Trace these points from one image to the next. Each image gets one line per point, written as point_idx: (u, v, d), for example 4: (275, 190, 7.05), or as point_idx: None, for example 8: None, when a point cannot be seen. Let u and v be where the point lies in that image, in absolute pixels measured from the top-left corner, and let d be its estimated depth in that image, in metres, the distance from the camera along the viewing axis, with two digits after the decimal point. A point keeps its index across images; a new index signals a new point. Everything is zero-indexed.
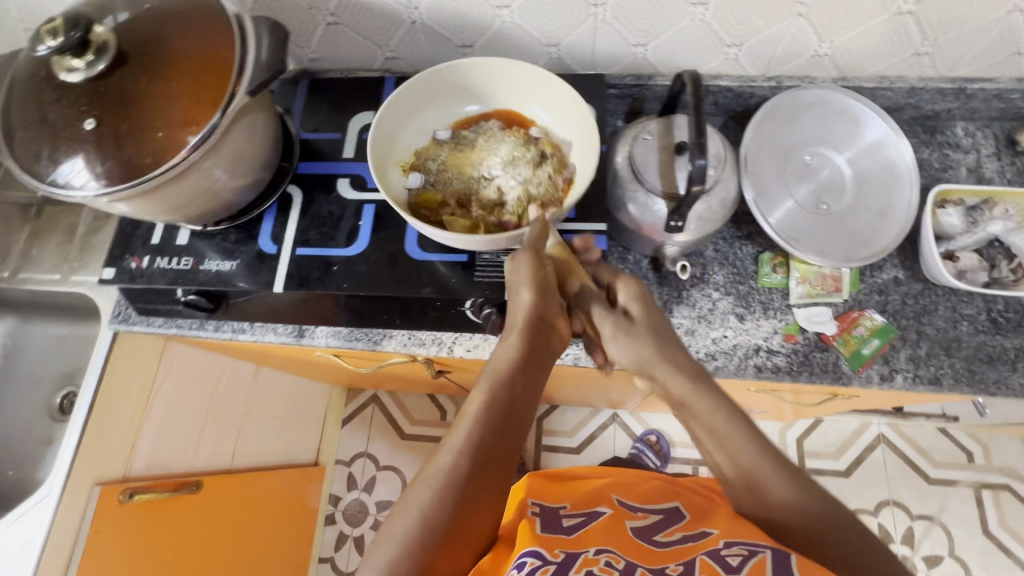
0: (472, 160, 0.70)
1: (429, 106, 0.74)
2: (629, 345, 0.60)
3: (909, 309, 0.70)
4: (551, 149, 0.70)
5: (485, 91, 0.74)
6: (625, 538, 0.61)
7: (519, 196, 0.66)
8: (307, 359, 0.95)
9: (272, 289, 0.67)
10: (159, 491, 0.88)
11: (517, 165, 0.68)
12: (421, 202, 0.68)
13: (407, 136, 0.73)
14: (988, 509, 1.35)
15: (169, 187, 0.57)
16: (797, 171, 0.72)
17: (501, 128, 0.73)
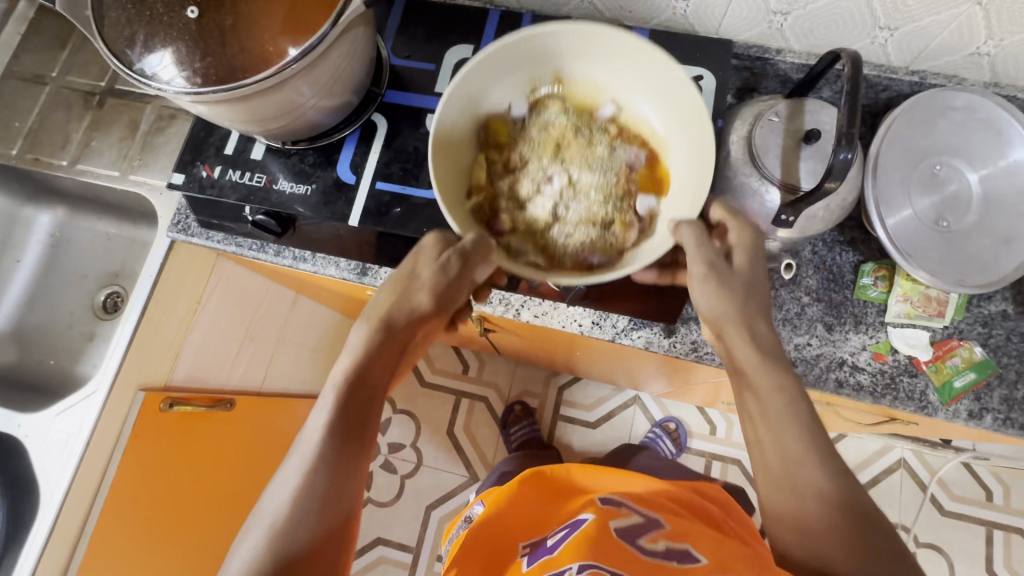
0: (560, 152, 0.57)
1: (619, 67, 0.58)
2: (715, 293, 0.53)
3: (1014, 347, 0.65)
4: (622, 235, 0.53)
5: (664, 99, 0.56)
6: (608, 546, 0.59)
7: (536, 225, 0.54)
8: (357, 297, 0.93)
9: (348, 221, 0.64)
10: (197, 404, 0.88)
11: (586, 202, 0.54)
12: (489, 128, 0.58)
13: (565, 73, 0.60)
14: (998, 549, 1.34)
15: (261, 99, 0.52)
16: (923, 180, 0.65)
17: (628, 161, 0.57)
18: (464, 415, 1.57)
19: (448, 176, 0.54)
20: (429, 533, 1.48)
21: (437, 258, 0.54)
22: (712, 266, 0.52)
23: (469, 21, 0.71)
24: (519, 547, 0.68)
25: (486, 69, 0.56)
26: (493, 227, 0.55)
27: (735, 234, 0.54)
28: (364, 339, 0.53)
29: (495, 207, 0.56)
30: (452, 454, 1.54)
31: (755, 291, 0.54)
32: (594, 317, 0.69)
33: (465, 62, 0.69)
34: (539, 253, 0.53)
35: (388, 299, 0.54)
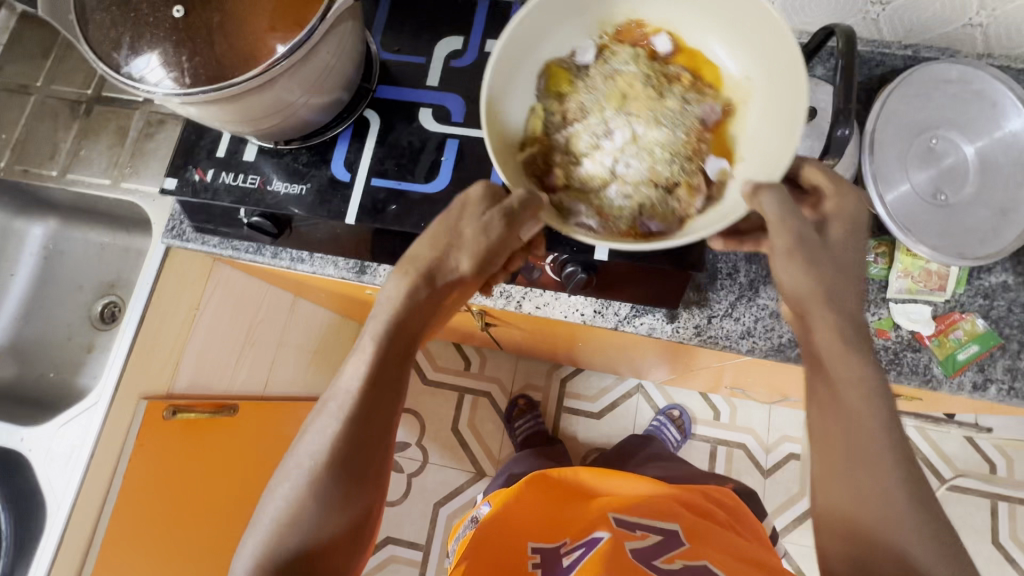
0: (623, 104, 0.52)
1: (693, 7, 0.55)
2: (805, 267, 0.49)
3: (1015, 317, 0.65)
4: (686, 201, 0.49)
5: (748, 42, 0.52)
6: (623, 569, 0.60)
7: (592, 182, 0.50)
8: (355, 296, 0.93)
9: (344, 219, 0.63)
10: (202, 411, 0.87)
11: (653, 159, 0.50)
12: (548, 77, 0.55)
13: (641, 13, 0.57)
14: (1003, 521, 1.35)
15: (252, 97, 0.52)
16: (920, 155, 0.65)
17: (704, 115, 0.52)
18: (468, 411, 1.57)
19: (499, 125, 0.50)
20: (439, 530, 1.49)
21: (482, 215, 0.50)
22: (802, 242, 0.48)
23: (457, 12, 0.70)
24: (529, 553, 0.68)
25: (545, 12, 0.54)
26: (545, 181, 0.51)
27: (834, 203, 0.51)
28: (404, 295, 0.50)
29: (549, 162, 0.51)
30: (457, 451, 1.54)
31: (850, 275, 0.50)
32: (596, 305, 0.69)
33: (456, 54, 0.69)
34: (592, 214, 0.49)
35: (429, 250, 0.51)
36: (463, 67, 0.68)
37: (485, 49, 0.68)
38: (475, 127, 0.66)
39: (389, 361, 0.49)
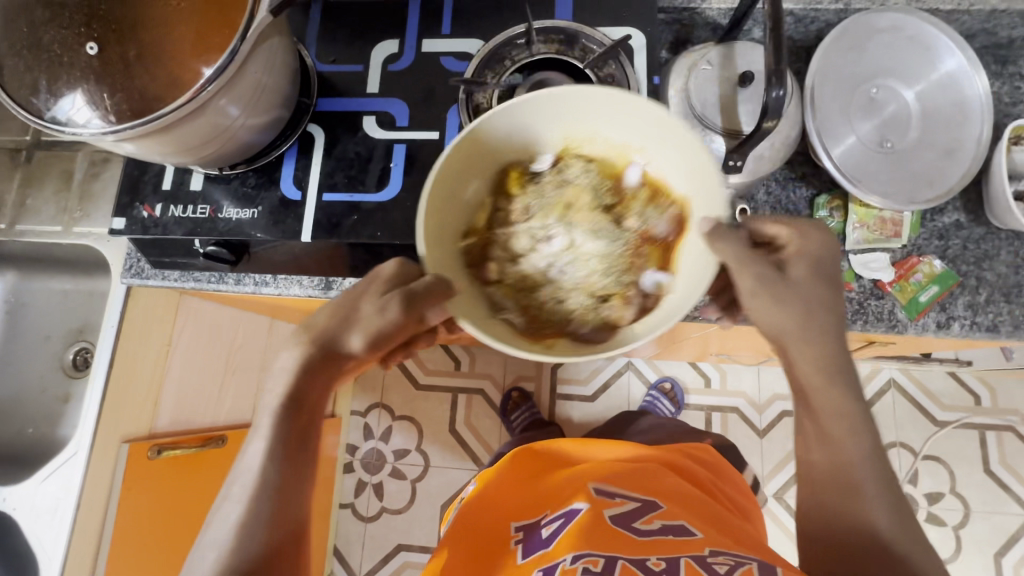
0: (566, 215, 0.51)
1: (654, 133, 0.50)
2: (773, 307, 0.49)
3: (970, 254, 0.67)
4: (617, 313, 0.48)
5: (692, 189, 0.49)
6: (603, 537, 0.60)
7: (528, 283, 0.50)
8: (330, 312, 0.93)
9: (300, 238, 0.62)
10: (186, 447, 0.87)
11: (590, 274, 0.50)
12: (504, 177, 0.53)
13: (606, 133, 0.52)
14: (992, 450, 1.40)
15: (184, 128, 0.51)
16: (862, 105, 0.66)
17: (649, 228, 0.51)
18: (463, 410, 1.58)
19: (439, 232, 0.48)
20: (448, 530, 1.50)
21: (382, 297, 0.50)
22: (759, 280, 0.49)
23: (390, 15, 0.69)
24: (512, 531, 0.69)
25: (517, 111, 0.50)
26: (481, 274, 0.50)
27: (794, 248, 0.51)
28: (297, 362, 0.49)
29: (486, 253, 0.51)
30: (458, 451, 1.55)
31: (818, 306, 0.50)
32: None
33: (393, 58, 0.67)
34: (518, 313, 0.49)
35: (328, 321, 0.51)
36: (401, 70, 0.67)
37: (423, 49, 0.67)
38: (421, 129, 0.65)
39: (292, 411, 0.49)
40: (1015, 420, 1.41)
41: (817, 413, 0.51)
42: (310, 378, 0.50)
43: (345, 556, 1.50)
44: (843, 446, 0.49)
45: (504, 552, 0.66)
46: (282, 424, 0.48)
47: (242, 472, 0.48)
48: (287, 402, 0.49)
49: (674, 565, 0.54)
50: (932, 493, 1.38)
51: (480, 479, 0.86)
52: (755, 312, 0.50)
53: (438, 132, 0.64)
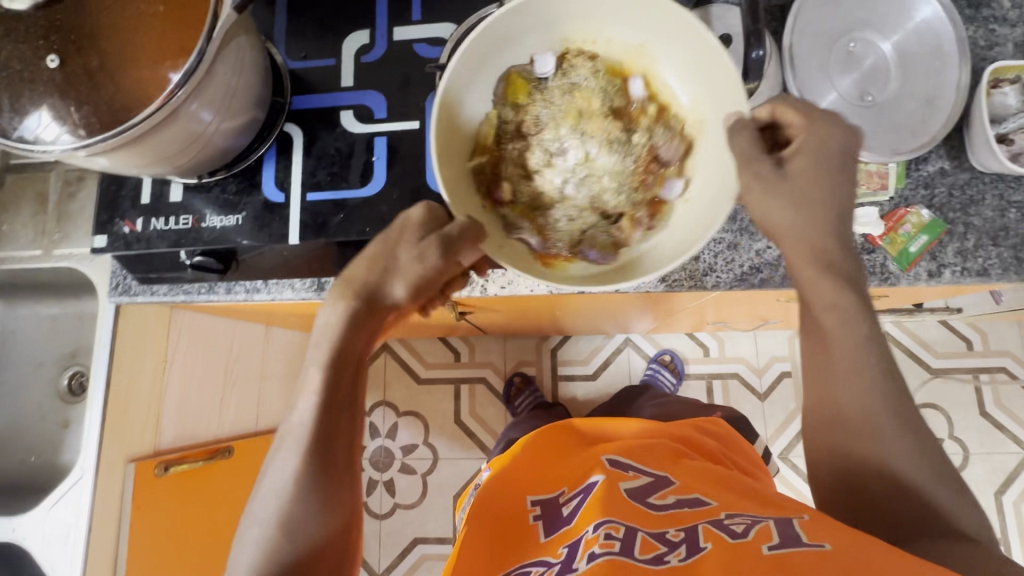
0: (577, 122, 0.55)
1: (666, 39, 0.54)
2: (768, 206, 0.49)
3: (956, 201, 0.67)
4: (626, 232, 0.54)
5: (700, 87, 0.53)
6: (618, 503, 0.60)
7: (539, 199, 0.54)
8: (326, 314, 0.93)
9: (288, 241, 0.61)
10: (193, 460, 0.87)
11: (604, 182, 0.54)
12: (509, 85, 0.56)
13: (612, 29, 0.56)
14: (986, 392, 1.46)
15: (157, 137, 0.49)
16: (841, 60, 0.66)
17: (663, 140, 0.55)
18: (467, 400, 1.58)
19: (447, 148, 0.53)
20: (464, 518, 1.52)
21: (417, 243, 0.51)
22: (758, 179, 0.49)
23: (357, 5, 0.67)
24: (529, 506, 0.70)
25: (514, 22, 0.53)
26: (493, 195, 0.54)
27: (799, 142, 0.50)
28: (342, 317, 0.50)
29: (495, 172, 0.55)
30: (465, 441, 1.56)
31: (812, 205, 0.49)
32: None
33: (364, 49, 0.66)
34: (533, 232, 0.54)
35: (368, 274, 0.51)
36: (374, 62, 0.65)
37: (394, 38, 0.66)
38: (400, 120, 0.63)
39: (342, 369, 0.50)
40: (1007, 362, 1.47)
41: (829, 346, 0.50)
42: (356, 332, 0.50)
43: (362, 553, 1.52)
44: (866, 385, 0.49)
45: (523, 528, 0.67)
46: (328, 384, 0.50)
47: (295, 427, 0.49)
48: (331, 369, 0.50)
49: (693, 535, 0.53)
50: None
51: (497, 465, 0.84)
52: (762, 216, 0.50)
53: (417, 121, 0.63)
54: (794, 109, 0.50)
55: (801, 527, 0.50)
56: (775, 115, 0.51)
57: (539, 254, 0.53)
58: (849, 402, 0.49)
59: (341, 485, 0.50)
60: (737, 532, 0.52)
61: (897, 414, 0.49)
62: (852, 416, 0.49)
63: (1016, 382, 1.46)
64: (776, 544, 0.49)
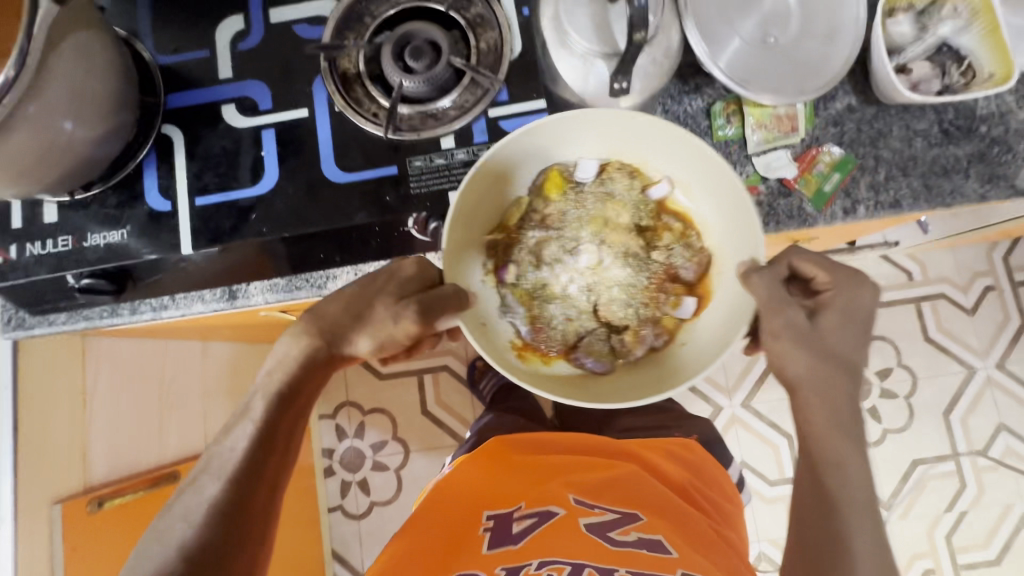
0: (597, 232, 0.60)
1: (698, 172, 0.57)
2: (796, 347, 0.54)
3: (865, 135, 0.67)
4: (629, 345, 0.58)
5: (722, 225, 0.57)
6: (578, 545, 0.63)
7: (544, 288, 0.60)
8: (258, 317, 0.89)
9: (180, 251, 0.57)
10: (132, 492, 0.84)
11: (612, 300, 0.59)
12: (546, 179, 0.60)
13: (656, 159, 0.58)
14: (929, 319, 1.55)
15: (0, 149, 0.45)
16: (740, 4, 0.65)
17: (678, 262, 0.59)
18: (432, 389, 1.56)
19: (469, 223, 0.57)
20: None
21: (394, 301, 0.55)
22: (789, 324, 0.54)
23: None
24: (483, 519, 0.70)
25: (551, 132, 0.57)
26: (499, 274, 0.61)
27: (829, 295, 0.55)
28: (300, 357, 0.54)
29: (510, 252, 0.60)
30: (435, 431, 1.55)
31: (843, 343, 0.55)
32: None
33: (241, 35, 0.61)
34: (524, 320, 0.60)
35: (338, 315, 0.55)
36: (252, 49, 0.60)
37: (271, 21, 0.61)
38: (288, 108, 0.59)
39: (265, 448, 0.52)
40: (945, 288, 1.56)
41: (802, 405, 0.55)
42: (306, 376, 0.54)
43: (344, 555, 1.50)
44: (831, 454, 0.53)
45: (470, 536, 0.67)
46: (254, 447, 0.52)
47: (224, 453, 0.52)
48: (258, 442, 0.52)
49: None
50: (880, 370, 1.53)
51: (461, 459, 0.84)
52: (780, 352, 0.54)
53: (306, 108, 0.59)
54: (818, 267, 0.55)
55: None
56: (796, 263, 0.56)
57: (530, 344, 0.59)
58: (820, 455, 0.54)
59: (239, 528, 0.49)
60: None
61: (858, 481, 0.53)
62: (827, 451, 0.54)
63: (955, 306, 1.55)
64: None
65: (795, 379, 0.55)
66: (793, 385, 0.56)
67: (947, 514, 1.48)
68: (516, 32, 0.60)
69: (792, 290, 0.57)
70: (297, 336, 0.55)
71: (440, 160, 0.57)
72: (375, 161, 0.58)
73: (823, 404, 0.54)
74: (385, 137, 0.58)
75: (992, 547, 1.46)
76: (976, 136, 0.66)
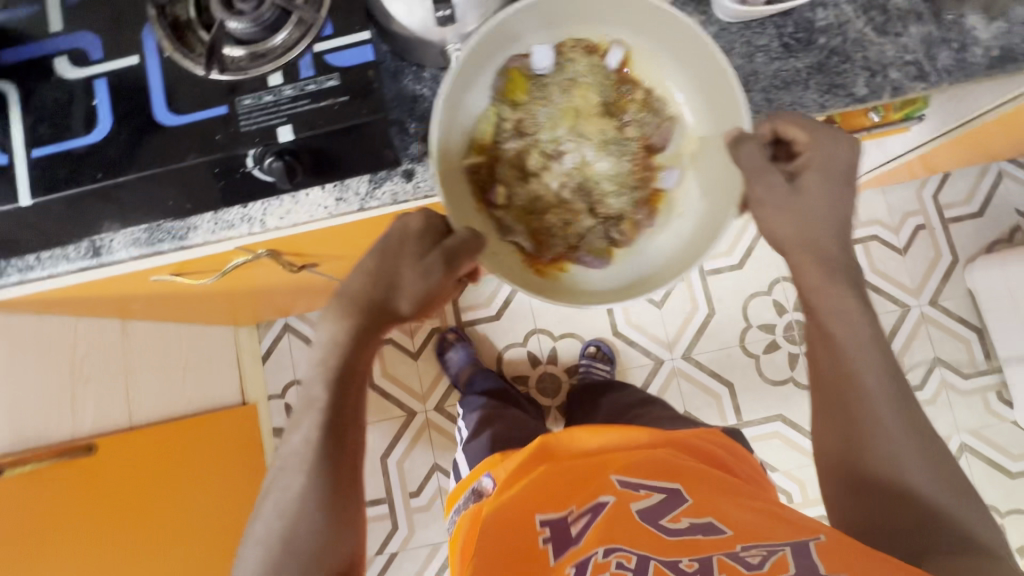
0: (570, 123, 0.65)
1: (653, 34, 0.63)
2: (786, 217, 0.61)
3: None
4: (626, 232, 0.67)
5: (699, 97, 0.65)
6: (635, 534, 0.65)
7: (538, 200, 0.65)
8: (165, 290, 0.91)
9: (19, 202, 0.59)
10: (40, 461, 0.89)
11: (609, 196, 0.66)
12: (507, 84, 0.65)
13: (608, 26, 0.64)
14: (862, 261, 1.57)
15: None
16: None
17: (647, 139, 0.67)
18: (377, 362, 1.58)
19: (449, 156, 0.62)
20: (394, 477, 1.54)
21: (420, 259, 0.59)
22: (771, 190, 0.60)
23: None
24: (539, 526, 0.69)
25: (497, 40, 0.61)
26: (488, 198, 0.65)
27: (807, 157, 0.62)
28: (340, 356, 0.59)
29: (493, 174, 0.65)
30: (382, 403, 1.56)
31: (814, 218, 0.62)
32: (335, 193, 0.65)
33: None
34: (527, 237, 0.65)
35: (370, 287, 0.59)
36: (82, 2, 0.61)
37: None
38: (117, 56, 0.60)
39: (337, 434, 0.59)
40: (877, 230, 1.58)
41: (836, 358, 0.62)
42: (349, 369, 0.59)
43: None
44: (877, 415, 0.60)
45: (529, 543, 0.67)
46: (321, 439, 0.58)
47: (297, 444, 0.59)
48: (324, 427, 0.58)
49: (706, 568, 0.59)
50: None
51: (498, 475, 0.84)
52: (772, 224, 0.62)
53: (136, 56, 0.60)
54: (799, 125, 0.61)
55: (815, 549, 0.57)
56: (777, 128, 0.62)
57: (537, 257, 0.66)
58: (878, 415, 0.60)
59: (344, 533, 0.58)
60: (752, 565, 0.58)
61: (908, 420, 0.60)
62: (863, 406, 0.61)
63: (888, 247, 1.57)
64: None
65: (785, 239, 0.62)
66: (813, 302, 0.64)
67: None
68: None
69: (776, 158, 0.63)
70: (331, 340, 0.60)
71: (269, 97, 0.59)
72: (204, 101, 0.59)
73: (836, 292, 0.62)
74: (214, 78, 0.59)
75: None
76: (816, 48, 0.68)
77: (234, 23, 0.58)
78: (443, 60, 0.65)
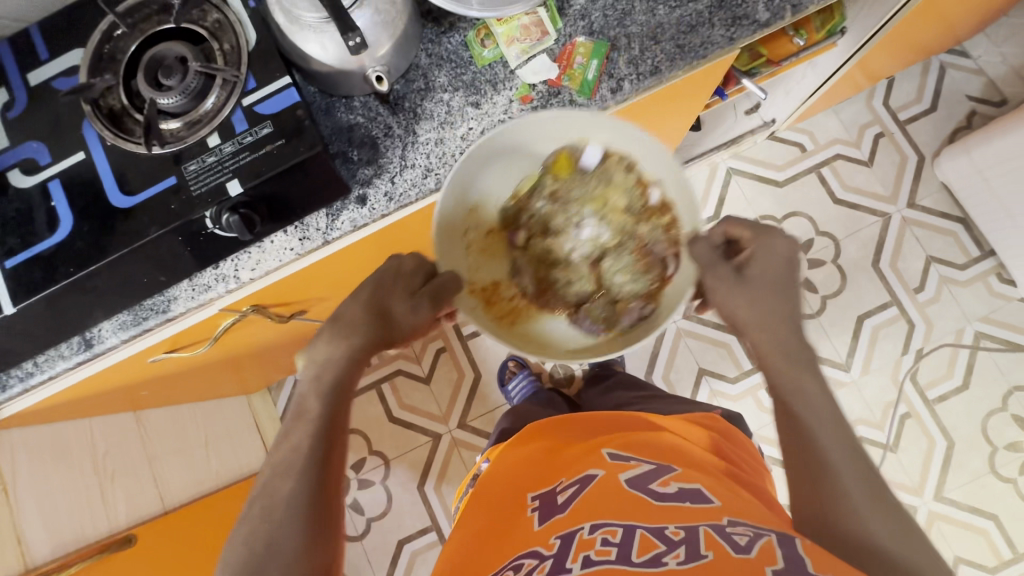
0: (597, 203, 0.72)
1: (667, 172, 0.67)
2: (737, 298, 0.63)
3: (612, 19, 0.71)
4: (609, 314, 0.71)
5: (680, 206, 0.68)
6: (615, 501, 0.63)
7: (551, 255, 0.73)
8: (169, 367, 0.92)
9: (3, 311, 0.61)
10: (87, 558, 0.98)
11: (619, 284, 0.71)
12: (556, 161, 0.71)
13: (639, 148, 0.68)
14: (833, 181, 1.58)
15: None
16: None
17: (636, 239, 0.71)
18: (392, 396, 1.59)
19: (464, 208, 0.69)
20: (435, 503, 1.54)
21: (409, 296, 0.63)
22: (717, 280, 0.64)
23: None
24: (529, 502, 0.71)
25: (543, 126, 0.67)
26: (513, 240, 0.74)
27: (751, 253, 0.64)
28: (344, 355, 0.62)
29: (520, 222, 0.73)
30: (406, 433, 1.57)
31: (763, 298, 0.63)
32: (298, 234, 0.70)
33: (6, 106, 0.65)
34: (533, 282, 0.73)
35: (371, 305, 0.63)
36: (20, 115, 0.64)
37: (30, 85, 0.65)
38: (63, 157, 0.63)
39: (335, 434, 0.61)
40: (839, 149, 1.59)
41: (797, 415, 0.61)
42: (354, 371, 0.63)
43: None
44: (826, 457, 0.58)
45: (517, 519, 0.69)
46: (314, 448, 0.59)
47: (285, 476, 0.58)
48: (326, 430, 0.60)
49: (693, 535, 0.55)
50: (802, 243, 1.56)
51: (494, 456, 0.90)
52: (730, 308, 0.64)
53: (82, 152, 0.63)
54: (742, 225, 0.64)
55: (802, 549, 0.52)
56: (731, 230, 0.65)
57: (534, 302, 0.73)
58: (826, 465, 0.58)
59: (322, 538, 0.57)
60: (739, 543, 0.53)
61: (870, 489, 0.57)
62: (819, 465, 0.58)
63: (853, 162, 1.58)
64: (781, 568, 0.49)
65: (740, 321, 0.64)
66: (766, 370, 0.64)
67: (905, 356, 1.50)
68: (250, 23, 0.64)
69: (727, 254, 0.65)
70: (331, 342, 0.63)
71: (212, 158, 0.62)
72: (154, 177, 0.62)
73: (782, 363, 0.63)
74: (160, 153, 0.62)
75: (958, 374, 1.49)
76: None
77: (164, 98, 0.61)
78: (368, 87, 0.68)
